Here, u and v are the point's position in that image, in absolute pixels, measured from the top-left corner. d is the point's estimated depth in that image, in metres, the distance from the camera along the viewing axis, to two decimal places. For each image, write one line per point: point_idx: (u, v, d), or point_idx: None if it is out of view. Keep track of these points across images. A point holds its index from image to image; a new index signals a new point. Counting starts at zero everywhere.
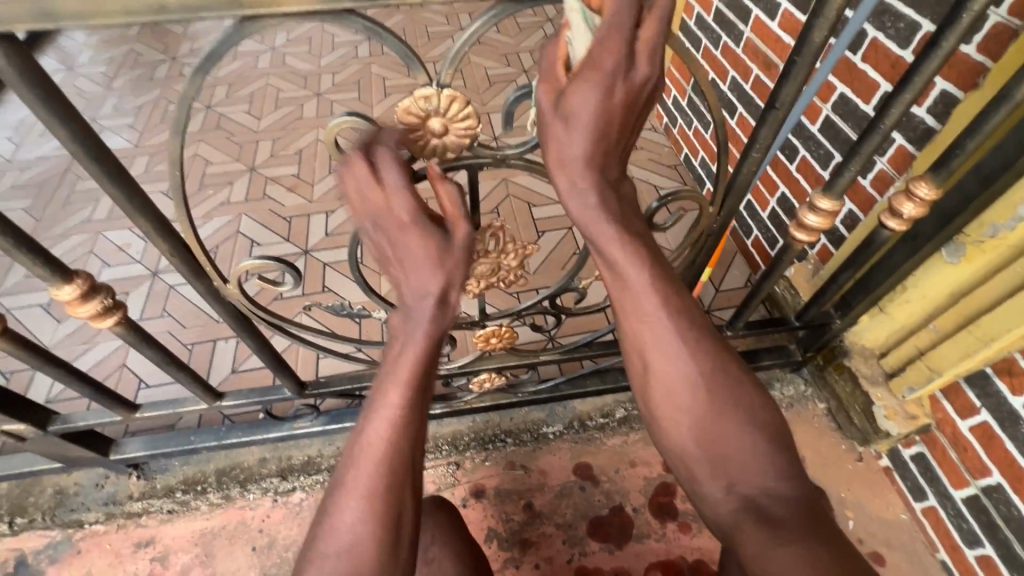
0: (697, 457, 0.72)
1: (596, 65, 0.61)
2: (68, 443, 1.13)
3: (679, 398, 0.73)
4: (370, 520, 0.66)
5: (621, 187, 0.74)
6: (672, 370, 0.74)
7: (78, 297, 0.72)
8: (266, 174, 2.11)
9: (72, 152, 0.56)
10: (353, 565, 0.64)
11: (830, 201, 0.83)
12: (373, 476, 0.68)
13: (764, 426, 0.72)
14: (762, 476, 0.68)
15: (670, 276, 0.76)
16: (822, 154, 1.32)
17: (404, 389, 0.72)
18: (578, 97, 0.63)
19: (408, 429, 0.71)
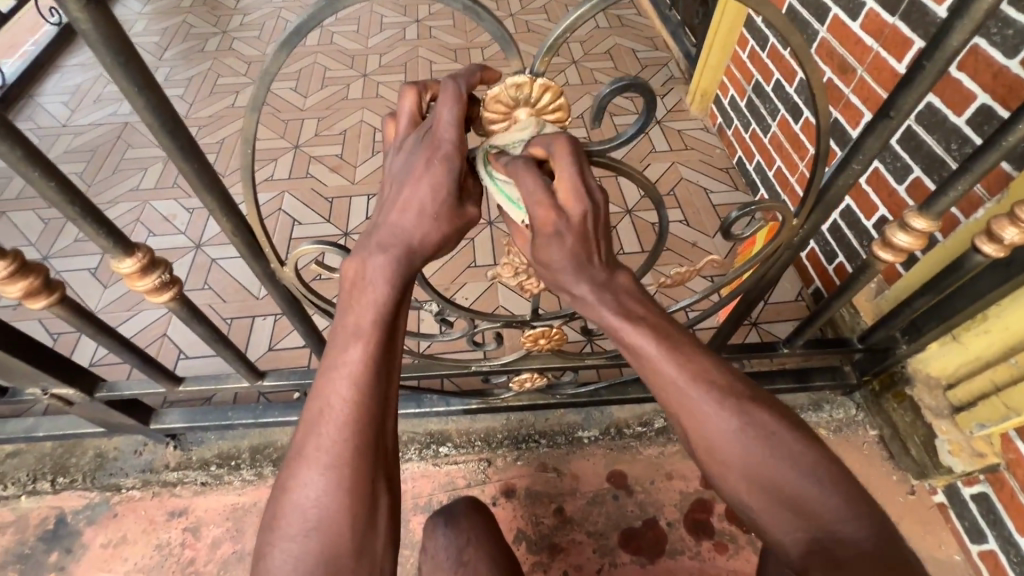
0: (756, 508, 0.58)
1: (538, 226, 0.63)
2: (112, 411, 1.14)
3: (720, 452, 0.60)
4: (340, 492, 0.57)
5: (616, 279, 0.66)
6: (709, 427, 0.60)
7: (137, 271, 0.71)
8: (310, 153, 2.10)
9: (147, 124, 0.54)
10: (323, 545, 0.56)
11: (925, 221, 0.76)
12: (337, 444, 0.59)
13: (815, 464, 0.57)
14: (826, 516, 0.55)
15: (683, 341, 0.64)
16: (899, 167, 1.24)
17: (367, 343, 0.62)
18: (542, 249, 0.64)
19: (374, 387, 0.61)
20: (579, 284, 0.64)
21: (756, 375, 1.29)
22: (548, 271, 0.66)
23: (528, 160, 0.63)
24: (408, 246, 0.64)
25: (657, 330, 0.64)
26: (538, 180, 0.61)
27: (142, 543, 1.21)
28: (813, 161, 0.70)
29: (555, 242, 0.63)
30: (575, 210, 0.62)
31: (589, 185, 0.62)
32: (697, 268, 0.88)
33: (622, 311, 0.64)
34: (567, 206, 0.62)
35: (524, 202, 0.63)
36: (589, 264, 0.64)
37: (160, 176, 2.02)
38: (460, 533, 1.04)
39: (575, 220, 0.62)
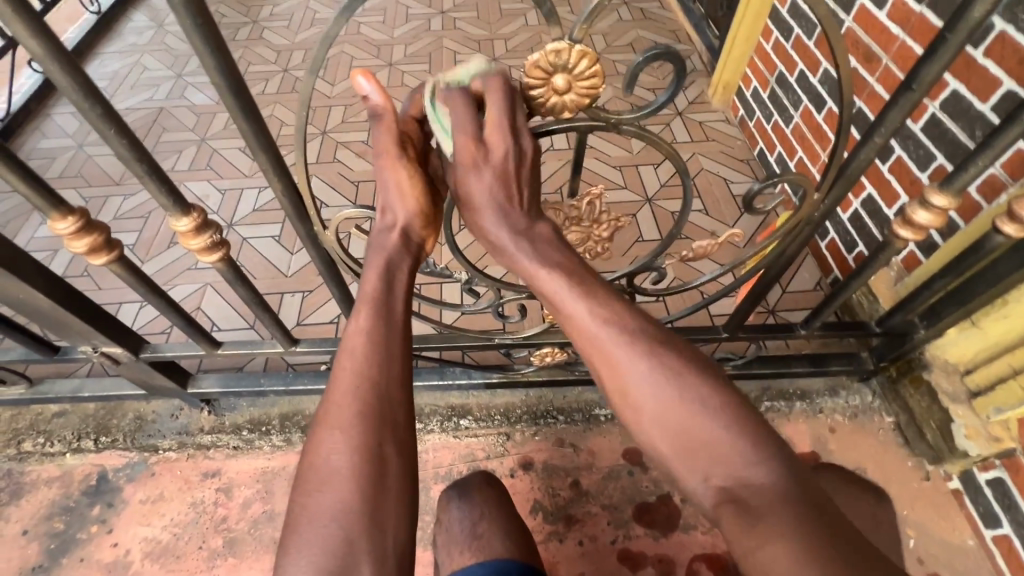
0: (670, 454, 0.64)
1: (461, 156, 0.67)
2: (154, 372, 1.20)
3: (638, 398, 0.66)
4: (350, 450, 0.66)
5: (537, 231, 0.73)
6: (631, 377, 0.67)
7: (192, 229, 0.77)
8: (337, 139, 2.16)
9: (215, 85, 0.59)
10: (338, 500, 0.64)
11: (945, 198, 0.78)
12: (343, 406, 0.68)
13: (723, 409, 0.64)
14: (735, 461, 0.61)
15: (597, 288, 0.71)
16: (922, 154, 1.25)
17: (364, 314, 0.73)
18: (473, 186, 0.69)
19: (373, 355, 0.71)
20: (499, 232, 0.71)
21: (773, 359, 1.31)
22: (477, 212, 0.71)
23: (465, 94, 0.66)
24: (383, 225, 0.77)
25: (571, 280, 0.70)
26: (468, 111, 0.65)
27: (178, 501, 1.28)
28: (836, 136, 0.73)
29: (477, 172, 0.68)
30: (498, 147, 0.66)
31: (516, 129, 0.66)
32: (718, 243, 0.91)
33: (544, 264, 0.71)
34: (490, 140, 0.66)
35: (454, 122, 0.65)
36: (511, 215, 0.71)
37: (193, 158, 2.09)
38: (474, 507, 1.07)
39: (495, 155, 0.66)
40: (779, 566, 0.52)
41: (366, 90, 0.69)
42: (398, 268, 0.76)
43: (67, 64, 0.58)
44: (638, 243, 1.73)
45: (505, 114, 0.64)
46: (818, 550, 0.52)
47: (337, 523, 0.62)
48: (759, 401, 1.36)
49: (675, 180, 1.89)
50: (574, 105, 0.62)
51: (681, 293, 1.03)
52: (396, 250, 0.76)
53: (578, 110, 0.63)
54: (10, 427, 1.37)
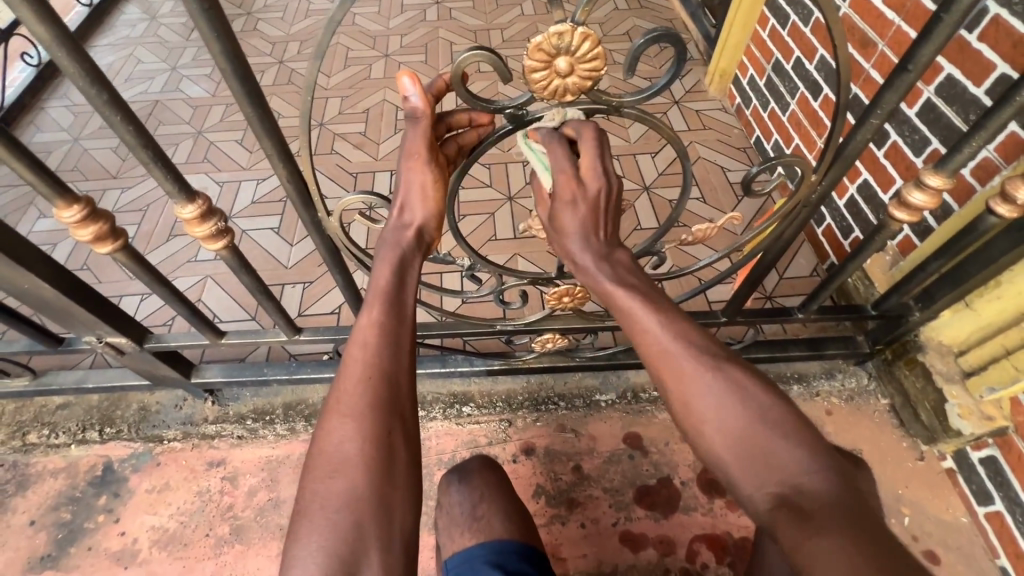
0: (729, 464, 0.63)
1: (561, 190, 0.76)
2: (158, 363, 1.21)
3: (699, 407, 0.67)
4: (360, 438, 0.67)
5: (616, 257, 0.79)
6: (694, 390, 0.67)
7: (197, 217, 0.77)
8: (335, 130, 2.16)
9: (222, 70, 0.60)
10: (347, 486, 0.64)
11: (940, 178, 0.79)
12: (354, 395, 0.69)
13: (779, 420, 0.63)
14: (790, 468, 0.59)
15: (672, 312, 0.74)
16: (917, 139, 1.26)
17: (374, 307, 0.75)
18: (566, 216, 0.77)
19: (384, 347, 0.72)
20: (582, 252, 0.77)
21: (771, 344, 1.33)
22: (563, 236, 0.78)
23: (559, 136, 0.76)
24: (402, 224, 0.80)
25: (645, 299, 0.75)
26: (564, 153, 0.75)
27: (184, 490, 1.29)
28: (833, 118, 0.74)
29: (573, 206, 0.76)
30: (593, 182, 0.75)
31: (607, 170, 0.76)
32: (717, 226, 0.92)
33: (622, 285, 0.76)
34: (587, 179, 0.75)
35: (554, 163, 0.75)
36: (593, 238, 0.78)
37: (190, 151, 2.08)
38: (473, 490, 1.08)
39: (586, 189, 0.76)
40: (828, 562, 0.50)
41: (410, 94, 0.72)
42: (409, 265, 0.79)
43: (74, 49, 0.58)
44: (637, 231, 1.75)
45: (600, 158, 0.74)
46: (875, 557, 0.49)
47: (346, 509, 0.63)
48: None
49: (672, 169, 1.91)
50: (577, 88, 0.63)
51: (680, 277, 1.04)
52: (409, 247, 0.79)
53: (580, 93, 0.63)
54: (14, 420, 1.37)
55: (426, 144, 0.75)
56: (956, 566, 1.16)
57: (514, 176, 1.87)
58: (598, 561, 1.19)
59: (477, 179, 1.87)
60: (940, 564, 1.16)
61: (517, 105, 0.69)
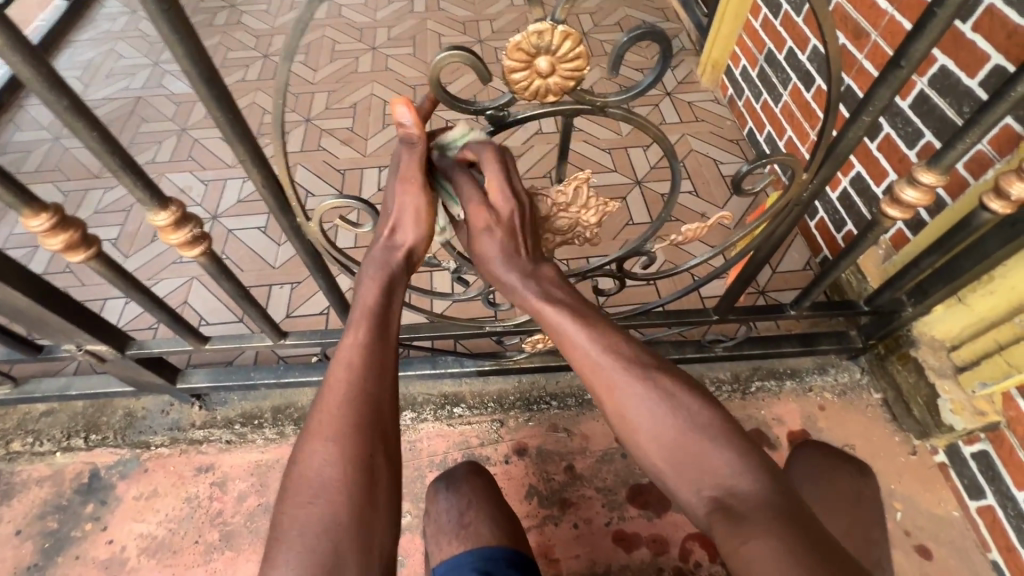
0: (668, 474, 0.66)
1: (473, 221, 0.74)
2: (141, 369, 1.19)
3: (635, 418, 0.69)
4: (342, 461, 0.65)
5: (543, 273, 0.78)
6: (632, 404, 0.69)
7: (171, 224, 0.75)
8: (322, 126, 2.12)
9: (186, 73, 0.57)
10: (327, 511, 0.62)
11: (933, 175, 0.78)
12: (337, 417, 0.68)
13: (712, 426, 0.66)
14: (723, 473, 0.62)
15: (600, 323, 0.74)
16: (910, 132, 1.24)
17: (359, 328, 0.73)
18: (482, 244, 0.75)
19: (366, 369, 0.71)
20: (507, 273, 0.75)
21: (764, 340, 1.32)
22: (486, 258, 0.76)
23: (462, 170, 0.76)
24: (387, 246, 0.78)
25: (575, 316, 0.74)
26: (472, 185, 0.74)
27: (172, 497, 1.27)
28: (826, 116, 0.72)
29: (489, 232, 0.74)
30: (503, 205, 0.74)
31: (516, 189, 0.74)
32: (707, 226, 0.90)
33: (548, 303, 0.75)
34: (496, 203, 0.73)
35: (463, 197, 0.74)
36: (517, 259, 0.76)
37: (174, 149, 2.04)
38: (462, 497, 1.06)
39: (490, 215, 0.73)
40: (763, 562, 0.53)
41: (405, 120, 0.69)
42: (397, 285, 0.77)
43: (29, 54, 0.55)
44: (629, 226, 1.73)
45: (505, 183, 0.73)
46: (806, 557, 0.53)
47: (325, 535, 0.61)
48: (749, 381, 1.38)
49: (665, 162, 1.88)
50: (559, 88, 0.60)
51: (671, 276, 1.03)
52: (399, 268, 0.77)
53: (563, 93, 0.61)
54: None
55: (420, 167, 0.73)
56: (948, 560, 1.16)
57: None
58: (591, 561, 1.19)
59: None
60: (932, 558, 1.16)
61: (498, 106, 0.65)
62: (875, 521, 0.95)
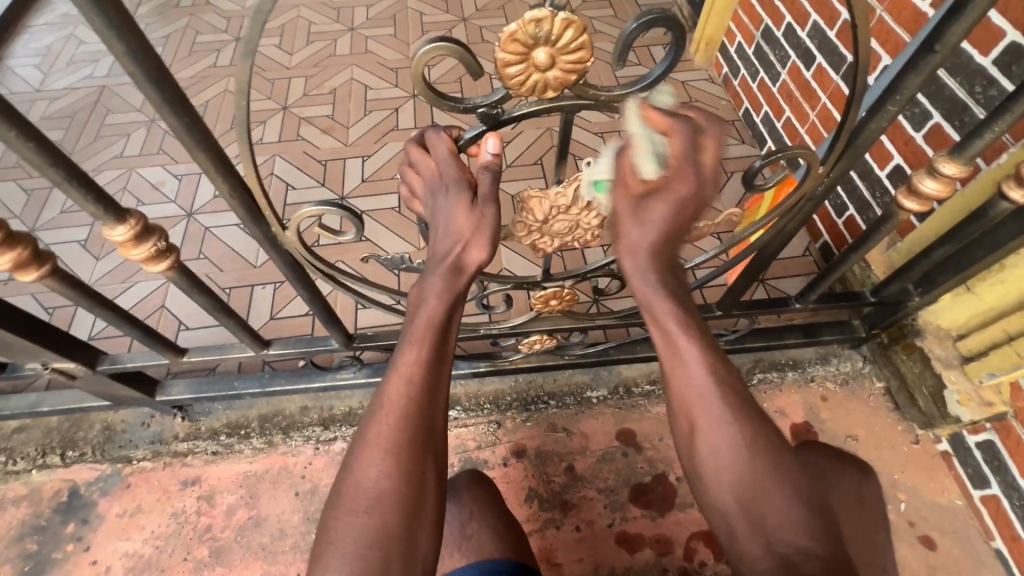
0: (733, 516, 0.64)
1: (675, 184, 0.66)
2: (115, 384, 1.12)
3: (720, 452, 0.66)
4: (396, 477, 0.59)
5: (679, 272, 0.74)
6: (711, 437, 0.67)
7: (131, 239, 0.68)
8: (300, 114, 2.01)
9: (129, 74, 0.50)
10: (380, 526, 0.57)
11: (956, 166, 0.74)
12: (394, 430, 0.61)
13: (787, 471, 0.64)
14: (795, 530, 0.59)
15: (712, 342, 0.72)
16: (917, 113, 1.19)
17: (423, 344, 0.64)
18: (656, 210, 0.67)
19: (425, 387, 0.63)
20: (648, 254, 0.70)
21: (765, 331, 1.28)
22: (640, 225, 0.68)
23: (685, 118, 0.65)
24: (453, 263, 0.66)
25: (697, 329, 0.71)
26: (689, 143, 0.65)
27: (158, 512, 1.22)
28: (849, 106, 0.68)
29: (666, 202, 0.67)
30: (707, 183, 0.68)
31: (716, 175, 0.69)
32: (716, 223, 0.84)
33: (677, 305, 0.72)
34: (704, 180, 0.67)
35: (673, 161, 0.65)
36: (669, 242, 0.70)
37: (144, 142, 1.93)
38: (463, 508, 0.98)
39: (686, 189, 0.66)
40: None
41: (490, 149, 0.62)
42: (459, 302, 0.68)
43: None
44: None
45: (716, 162, 0.67)
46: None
47: (375, 550, 0.56)
48: (751, 374, 1.34)
49: None
50: (559, 83, 0.54)
51: None
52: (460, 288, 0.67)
53: (564, 87, 0.55)
54: None
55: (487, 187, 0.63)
56: (951, 550, 1.15)
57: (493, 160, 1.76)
58: (595, 564, 1.16)
59: None
60: (936, 548, 1.15)
61: (491, 103, 0.58)
62: (877, 524, 0.94)
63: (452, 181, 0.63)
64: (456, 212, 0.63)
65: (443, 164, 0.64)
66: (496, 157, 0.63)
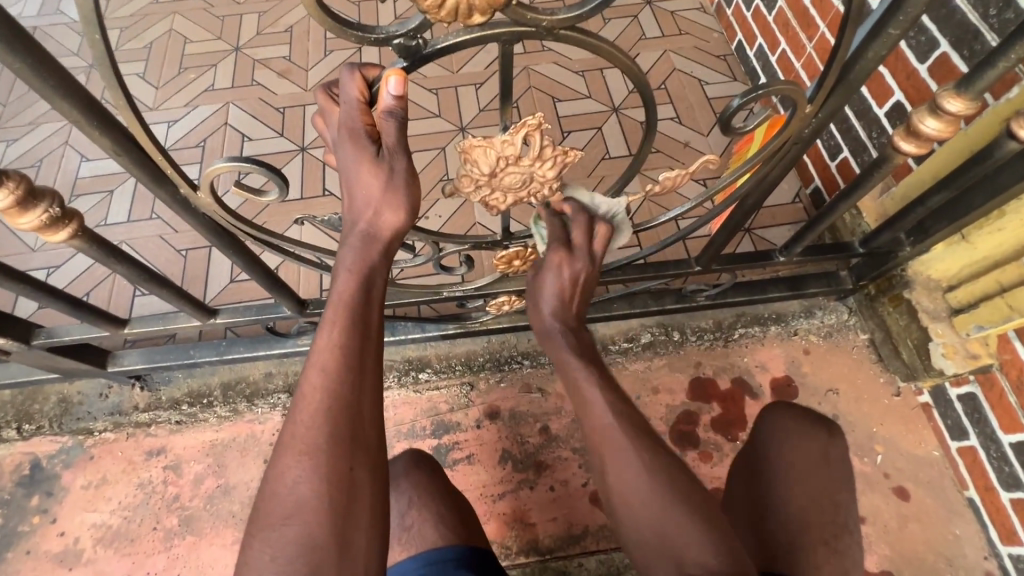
0: (646, 544, 0.66)
1: (552, 259, 0.80)
2: (57, 357, 1.06)
3: (621, 482, 0.69)
4: (318, 481, 0.53)
5: (583, 335, 0.83)
6: (619, 466, 0.69)
7: (14, 206, 0.59)
8: (254, 55, 1.84)
9: None
10: (304, 534, 0.52)
11: (962, 102, 0.65)
12: (311, 428, 0.55)
13: (689, 493, 0.67)
14: (697, 549, 0.63)
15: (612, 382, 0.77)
16: (923, 41, 1.07)
17: (337, 326, 0.59)
18: (546, 282, 0.82)
19: (344, 373, 0.57)
20: (552, 318, 0.82)
21: (748, 285, 1.22)
22: (539, 299, 0.83)
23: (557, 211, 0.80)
24: (366, 231, 0.61)
25: (596, 372, 0.77)
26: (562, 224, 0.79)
27: (124, 483, 1.19)
28: (845, 31, 0.58)
29: (553, 271, 0.81)
30: (580, 255, 0.79)
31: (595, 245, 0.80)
32: (690, 172, 0.73)
33: (580, 357, 0.79)
34: (577, 247, 0.79)
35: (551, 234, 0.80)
36: (567, 309, 0.83)
37: None
38: (402, 495, 0.93)
39: (560, 259, 0.79)
40: None
41: (393, 91, 0.53)
42: (377, 276, 0.62)
43: None
44: (605, 160, 1.55)
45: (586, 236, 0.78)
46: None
47: (303, 559, 0.51)
48: (732, 328, 1.29)
49: None
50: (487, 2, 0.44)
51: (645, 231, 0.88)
52: (377, 261, 0.62)
53: (494, 8, 0.45)
54: None
55: (399, 134, 0.56)
56: (925, 500, 1.15)
57: (466, 103, 1.63)
58: (568, 524, 1.16)
59: (424, 109, 1.63)
60: (909, 499, 1.15)
61: (408, 32, 0.49)
62: (839, 480, 0.90)
63: (350, 135, 0.56)
64: (360, 171, 0.57)
65: (343, 111, 0.56)
66: (400, 100, 0.54)
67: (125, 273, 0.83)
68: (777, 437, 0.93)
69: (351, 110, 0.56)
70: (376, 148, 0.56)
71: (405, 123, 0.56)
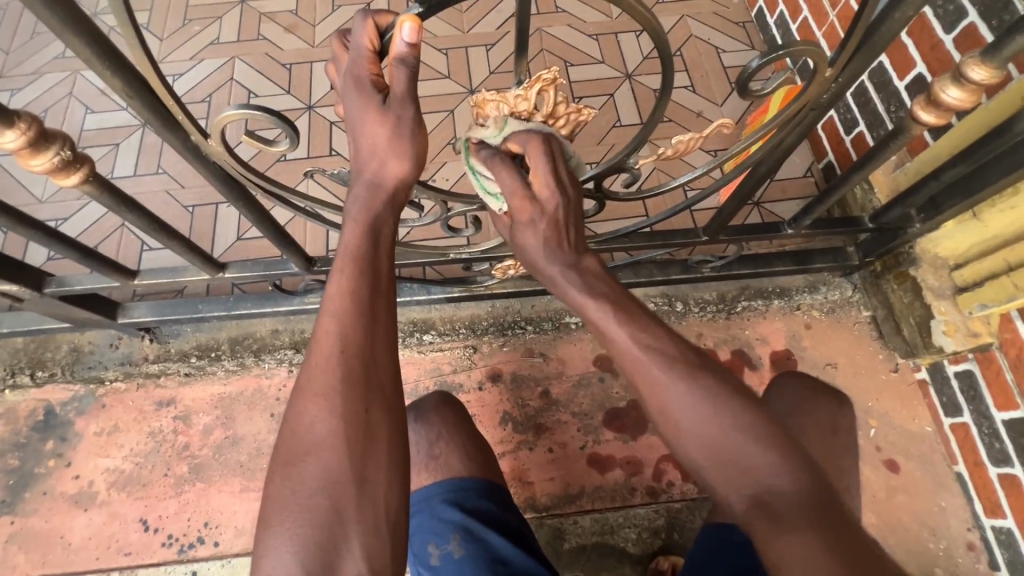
0: (704, 471, 0.58)
1: (517, 212, 0.68)
2: (68, 306, 1.08)
3: (666, 413, 0.60)
4: (334, 420, 0.55)
5: (586, 264, 0.69)
6: (661, 400, 0.60)
7: (26, 147, 0.59)
8: (260, 9, 1.79)
9: None
10: (323, 470, 0.54)
11: (986, 71, 0.63)
12: (326, 372, 0.57)
13: (751, 421, 0.57)
14: (763, 469, 0.55)
15: (639, 310, 0.65)
16: (950, 10, 1.05)
17: (345, 271, 0.60)
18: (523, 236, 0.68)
19: (354, 317, 0.58)
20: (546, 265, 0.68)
21: (754, 258, 1.22)
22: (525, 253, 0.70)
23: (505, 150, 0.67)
24: (371, 180, 0.61)
25: (617, 309, 0.65)
26: (514, 175, 0.67)
27: (135, 432, 1.23)
28: None
29: (530, 227, 0.67)
30: (549, 201, 0.67)
31: (562, 182, 0.67)
32: (703, 136, 0.72)
33: (586, 282, 0.67)
34: (540, 196, 0.66)
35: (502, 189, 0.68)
36: (560, 242, 0.68)
37: None
38: (431, 428, 0.95)
39: (525, 211, 0.67)
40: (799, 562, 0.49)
41: (404, 38, 0.52)
42: (383, 223, 0.62)
43: None
44: (616, 128, 1.53)
45: (552, 179, 0.66)
46: (833, 548, 0.49)
47: (322, 493, 0.53)
48: (735, 301, 1.30)
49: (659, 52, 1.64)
50: None
51: (654, 196, 0.87)
52: (383, 208, 0.62)
53: None
54: None
55: (408, 87, 0.55)
56: (913, 473, 1.18)
57: (476, 66, 1.59)
58: (566, 483, 1.19)
59: (434, 70, 1.59)
60: (899, 471, 1.18)
61: None
62: (848, 451, 0.92)
63: (356, 84, 0.56)
64: (366, 120, 0.57)
65: (351, 59, 0.56)
66: (413, 48, 0.53)
67: (135, 222, 0.84)
68: (794, 406, 0.94)
69: (360, 61, 0.56)
70: (383, 99, 0.56)
71: (414, 74, 0.55)
